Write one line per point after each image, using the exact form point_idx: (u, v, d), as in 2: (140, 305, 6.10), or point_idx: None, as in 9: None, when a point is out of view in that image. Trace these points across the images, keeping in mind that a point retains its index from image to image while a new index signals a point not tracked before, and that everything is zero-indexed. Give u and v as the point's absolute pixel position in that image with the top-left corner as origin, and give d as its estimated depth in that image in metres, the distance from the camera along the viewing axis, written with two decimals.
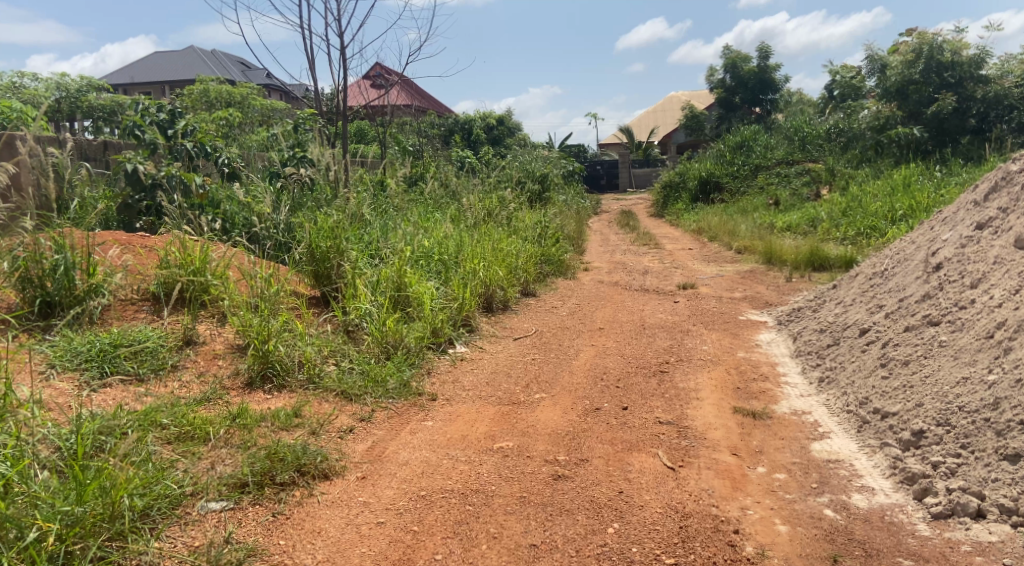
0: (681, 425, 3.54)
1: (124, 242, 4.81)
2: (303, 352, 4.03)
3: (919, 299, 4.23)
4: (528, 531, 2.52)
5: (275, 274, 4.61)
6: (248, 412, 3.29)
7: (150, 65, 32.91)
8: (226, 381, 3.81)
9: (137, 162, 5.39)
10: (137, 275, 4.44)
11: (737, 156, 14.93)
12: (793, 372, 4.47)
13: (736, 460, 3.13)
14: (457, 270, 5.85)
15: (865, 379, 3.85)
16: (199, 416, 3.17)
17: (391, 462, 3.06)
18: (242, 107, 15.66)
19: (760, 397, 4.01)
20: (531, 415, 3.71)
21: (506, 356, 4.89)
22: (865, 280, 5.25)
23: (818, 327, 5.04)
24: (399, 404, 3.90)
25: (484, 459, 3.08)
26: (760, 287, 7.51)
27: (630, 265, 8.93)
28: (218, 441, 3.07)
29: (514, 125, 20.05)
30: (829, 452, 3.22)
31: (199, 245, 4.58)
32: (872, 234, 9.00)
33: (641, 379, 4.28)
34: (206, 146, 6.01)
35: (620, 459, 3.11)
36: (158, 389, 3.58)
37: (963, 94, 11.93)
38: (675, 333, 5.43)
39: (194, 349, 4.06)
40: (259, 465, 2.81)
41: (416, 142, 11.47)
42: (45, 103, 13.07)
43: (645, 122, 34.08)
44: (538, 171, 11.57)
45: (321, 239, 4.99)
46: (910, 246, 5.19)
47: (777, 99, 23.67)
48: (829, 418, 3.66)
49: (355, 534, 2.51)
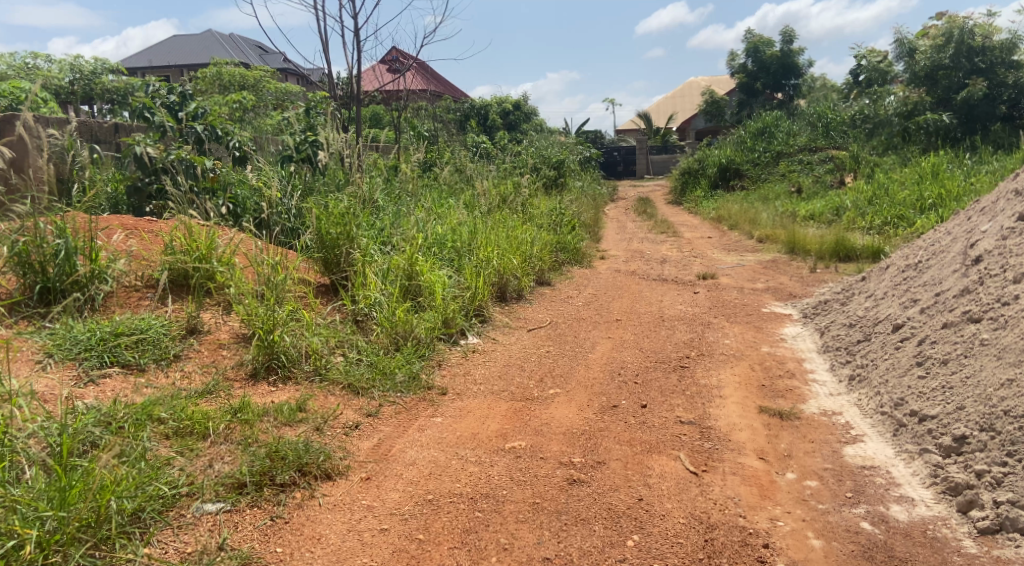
0: (703, 425, 3.36)
1: (129, 226, 4.67)
2: (309, 344, 3.87)
3: (958, 294, 4.00)
4: (541, 543, 2.36)
5: (284, 262, 4.46)
6: (250, 406, 3.14)
7: (167, 48, 32.83)
8: (229, 372, 3.66)
9: (147, 145, 5.24)
10: (141, 260, 4.29)
11: (758, 142, 14.59)
12: (821, 369, 4.27)
13: (763, 465, 2.94)
14: (470, 258, 5.68)
15: (900, 379, 3.64)
16: (199, 411, 3.01)
17: (397, 462, 2.91)
18: (255, 91, 15.51)
19: (787, 396, 3.81)
20: (545, 412, 3.54)
21: (520, 348, 4.72)
22: (896, 272, 5.02)
23: (847, 321, 4.82)
24: (408, 399, 3.75)
25: (496, 460, 2.92)
26: (782, 277, 7.27)
27: (648, 254, 8.72)
28: (217, 438, 2.92)
29: (531, 110, 19.75)
30: (863, 458, 3.02)
31: (205, 231, 4.42)
32: (900, 223, 8.73)
33: (661, 375, 4.10)
34: (216, 129, 5.84)
35: (640, 462, 2.94)
36: (159, 380, 3.44)
37: (994, 79, 11.53)
38: (695, 326, 5.23)
39: (198, 338, 3.92)
40: (258, 464, 2.66)
41: (431, 127, 11.27)
42: (58, 85, 12.98)
43: (664, 108, 33.63)
44: (555, 157, 11.35)
45: (331, 226, 4.82)
46: (945, 238, 4.94)
47: (800, 84, 23.20)
48: (862, 420, 3.46)
49: (357, 541, 2.36)
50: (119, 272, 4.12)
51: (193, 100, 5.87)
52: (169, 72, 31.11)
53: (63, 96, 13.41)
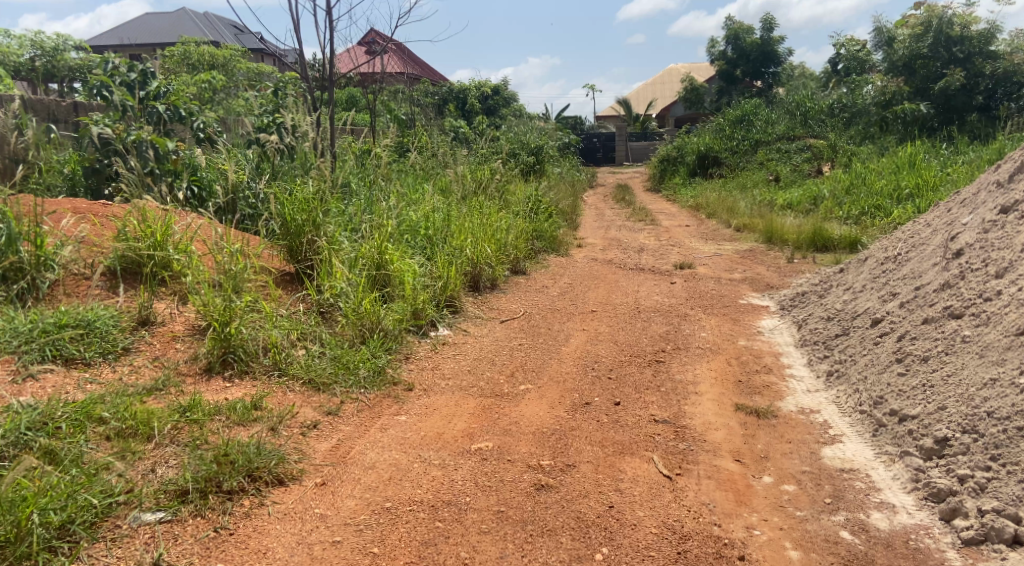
0: (678, 424, 3.23)
1: (81, 210, 4.42)
2: (268, 337, 3.68)
3: (938, 288, 3.90)
4: (504, 557, 2.22)
5: (245, 250, 4.26)
6: (200, 404, 2.96)
7: (138, 26, 32.06)
8: (182, 367, 3.46)
9: (105, 125, 4.98)
10: (91, 246, 4.06)
11: (737, 130, 14.49)
12: (799, 364, 4.17)
13: (739, 468, 2.83)
14: (442, 246, 5.51)
15: (879, 376, 3.54)
16: (144, 410, 2.81)
17: (355, 465, 2.75)
18: (226, 70, 15.11)
19: (764, 393, 3.70)
20: (515, 410, 3.39)
21: (491, 340, 4.57)
22: (875, 264, 4.93)
23: (825, 314, 4.73)
24: (372, 395, 3.58)
25: (460, 463, 2.77)
26: (760, 267, 7.18)
27: (625, 242, 8.60)
28: (162, 439, 2.73)
29: (510, 95, 19.47)
30: (842, 460, 2.91)
31: (161, 216, 4.18)
32: (876, 213, 8.68)
33: (636, 370, 3.97)
34: (179, 109, 5.57)
35: (612, 465, 2.80)
36: (105, 375, 3.24)
37: (972, 70, 11.45)
38: (672, 318, 5.11)
39: (150, 330, 3.71)
40: (204, 470, 2.48)
41: (406, 110, 11.02)
42: (18, 62, 12.51)
43: (643, 94, 33.52)
44: (533, 143, 11.17)
45: (296, 212, 4.61)
46: (924, 230, 4.86)
47: (779, 72, 23.10)
48: (840, 418, 3.36)
49: (306, 556, 2.21)
50: (68, 259, 3.89)
51: (155, 78, 5.58)
52: (141, 50, 30.34)
53: (23, 73, 12.96)
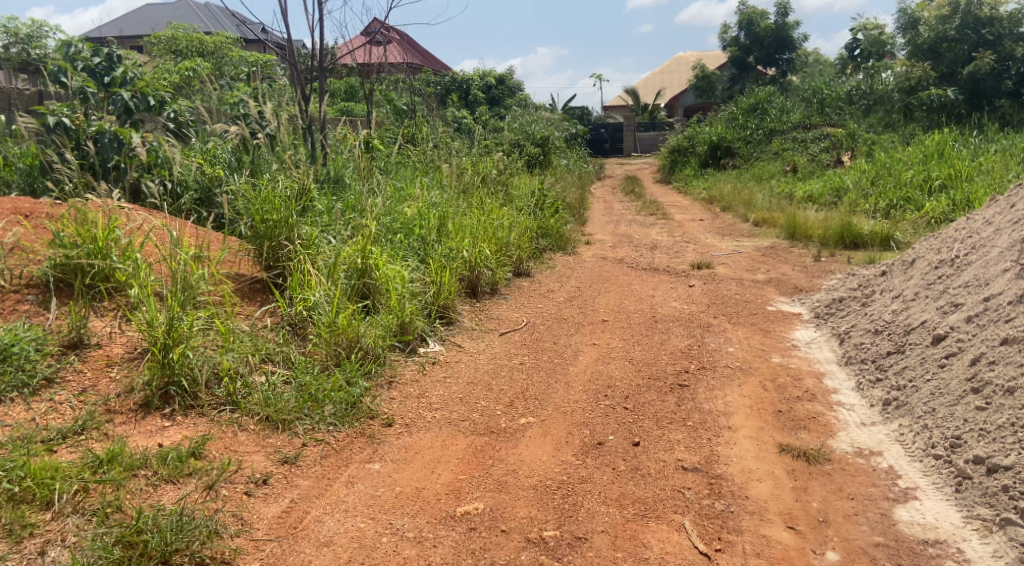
0: (712, 474, 2.64)
1: (15, 209, 3.83)
2: (220, 362, 3.09)
3: (1014, 300, 3.28)
4: None
5: (202, 255, 3.67)
6: (121, 456, 2.38)
7: (135, 18, 31.50)
8: (115, 402, 2.87)
9: (57, 113, 4.35)
10: (22, 253, 3.46)
11: (751, 119, 13.79)
12: (846, 388, 3.55)
13: (795, 540, 2.25)
14: (435, 247, 4.92)
15: (954, 410, 2.93)
16: (47, 467, 2.23)
17: (308, 542, 2.19)
18: (217, 57, 14.41)
19: (811, 428, 3.09)
20: (512, 454, 2.80)
21: (488, 358, 3.99)
22: (928, 267, 4.29)
23: (872, 327, 4.10)
24: (342, 434, 3.01)
25: (441, 538, 2.21)
26: (785, 267, 6.55)
27: (638, 239, 7.98)
28: (65, 507, 2.15)
29: (515, 84, 18.72)
30: (923, 528, 2.34)
31: (104, 216, 3.58)
32: (907, 206, 8.01)
33: (656, 397, 3.37)
34: (149, 98, 4.89)
35: (632, 536, 2.24)
36: (15, 416, 2.67)
37: (1001, 53, 10.72)
38: (693, 328, 4.51)
39: (82, 355, 3.12)
40: (101, 559, 1.93)
41: (404, 98, 10.38)
42: None
43: (653, 84, 32.75)
44: (538, 134, 10.54)
45: (265, 212, 3.98)
46: (986, 229, 4.21)
47: (794, 59, 22.26)
48: (909, 464, 2.76)
49: None
50: None
51: (121, 63, 4.90)
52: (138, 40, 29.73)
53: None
